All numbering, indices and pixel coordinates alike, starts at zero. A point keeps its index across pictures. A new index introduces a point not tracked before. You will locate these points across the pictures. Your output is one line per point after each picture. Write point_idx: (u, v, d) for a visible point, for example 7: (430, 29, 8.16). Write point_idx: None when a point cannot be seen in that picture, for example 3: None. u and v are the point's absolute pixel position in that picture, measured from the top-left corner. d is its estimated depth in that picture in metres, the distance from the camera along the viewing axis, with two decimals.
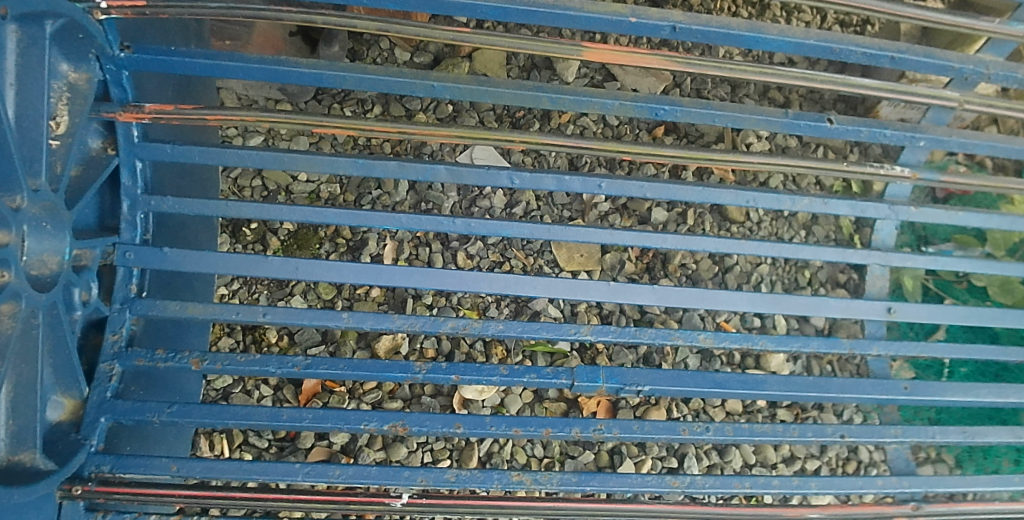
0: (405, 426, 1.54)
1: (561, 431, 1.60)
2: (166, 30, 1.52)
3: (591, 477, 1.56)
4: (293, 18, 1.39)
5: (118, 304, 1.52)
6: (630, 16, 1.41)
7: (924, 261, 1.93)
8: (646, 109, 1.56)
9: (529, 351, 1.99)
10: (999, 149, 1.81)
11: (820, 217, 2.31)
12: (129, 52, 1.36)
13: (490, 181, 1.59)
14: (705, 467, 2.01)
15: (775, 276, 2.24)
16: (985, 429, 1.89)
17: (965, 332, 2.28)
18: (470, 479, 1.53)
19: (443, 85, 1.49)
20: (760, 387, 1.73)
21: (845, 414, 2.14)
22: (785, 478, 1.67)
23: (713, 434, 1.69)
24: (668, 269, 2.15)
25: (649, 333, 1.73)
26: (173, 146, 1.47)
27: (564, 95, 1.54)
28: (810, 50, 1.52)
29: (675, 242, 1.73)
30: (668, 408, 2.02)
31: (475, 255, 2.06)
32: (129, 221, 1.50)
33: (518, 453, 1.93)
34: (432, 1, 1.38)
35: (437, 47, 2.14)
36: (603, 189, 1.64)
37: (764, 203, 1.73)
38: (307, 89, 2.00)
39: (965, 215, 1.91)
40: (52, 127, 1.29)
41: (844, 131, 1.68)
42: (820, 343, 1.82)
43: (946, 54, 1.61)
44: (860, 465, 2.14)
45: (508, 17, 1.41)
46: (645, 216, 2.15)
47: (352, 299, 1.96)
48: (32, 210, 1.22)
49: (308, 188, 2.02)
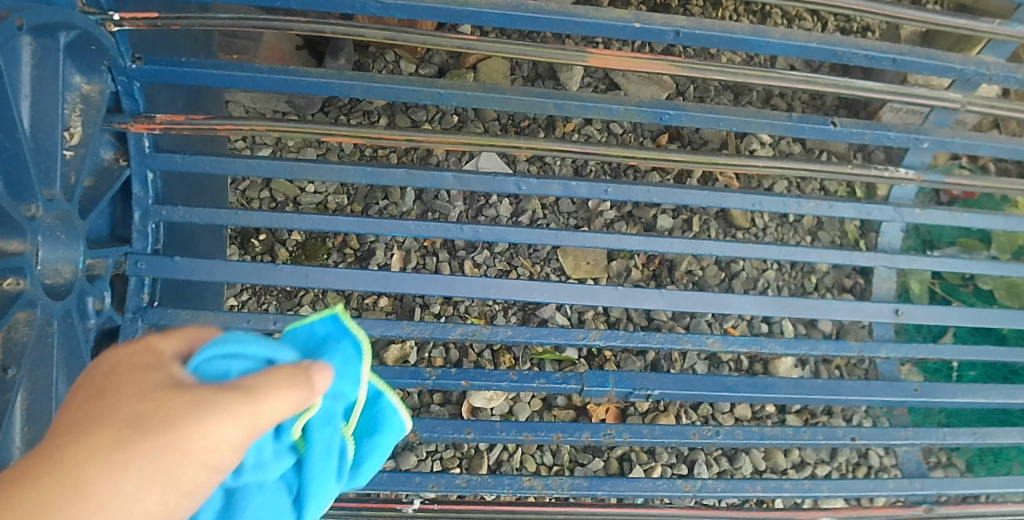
0: (415, 432, 1.56)
1: (571, 436, 1.60)
2: (176, 41, 1.54)
3: (602, 482, 1.55)
4: (303, 28, 1.40)
5: (130, 313, 1.53)
6: (634, 21, 1.43)
7: (931, 262, 1.92)
8: (651, 113, 1.57)
9: (537, 359, 1.99)
10: (1003, 150, 1.81)
11: (825, 222, 2.31)
12: (140, 64, 1.38)
13: (497, 188, 1.60)
14: (715, 473, 2.01)
15: (781, 281, 2.24)
16: (995, 430, 1.88)
17: (973, 335, 2.27)
18: (482, 485, 1.52)
19: (450, 92, 1.49)
20: (770, 390, 1.73)
21: (854, 418, 2.13)
22: (797, 482, 1.67)
23: (723, 437, 1.69)
24: (675, 276, 2.16)
25: (657, 338, 1.73)
26: (184, 156, 1.48)
27: (569, 102, 1.54)
28: (813, 53, 1.53)
29: (681, 246, 1.73)
30: (677, 415, 2.02)
31: (482, 264, 2.07)
32: (140, 231, 1.51)
33: (528, 461, 1.93)
34: (437, 10, 1.39)
35: (442, 58, 2.16)
36: (609, 194, 1.64)
37: (771, 207, 1.73)
38: (314, 101, 2.03)
39: (970, 215, 1.89)
40: (66, 137, 1.30)
41: (848, 134, 1.67)
42: (829, 346, 1.81)
43: (947, 55, 1.61)
44: (870, 469, 2.12)
45: (512, 23, 1.42)
46: (649, 223, 2.17)
47: (360, 309, 1.97)
48: (47, 219, 1.23)
49: (316, 199, 2.04)
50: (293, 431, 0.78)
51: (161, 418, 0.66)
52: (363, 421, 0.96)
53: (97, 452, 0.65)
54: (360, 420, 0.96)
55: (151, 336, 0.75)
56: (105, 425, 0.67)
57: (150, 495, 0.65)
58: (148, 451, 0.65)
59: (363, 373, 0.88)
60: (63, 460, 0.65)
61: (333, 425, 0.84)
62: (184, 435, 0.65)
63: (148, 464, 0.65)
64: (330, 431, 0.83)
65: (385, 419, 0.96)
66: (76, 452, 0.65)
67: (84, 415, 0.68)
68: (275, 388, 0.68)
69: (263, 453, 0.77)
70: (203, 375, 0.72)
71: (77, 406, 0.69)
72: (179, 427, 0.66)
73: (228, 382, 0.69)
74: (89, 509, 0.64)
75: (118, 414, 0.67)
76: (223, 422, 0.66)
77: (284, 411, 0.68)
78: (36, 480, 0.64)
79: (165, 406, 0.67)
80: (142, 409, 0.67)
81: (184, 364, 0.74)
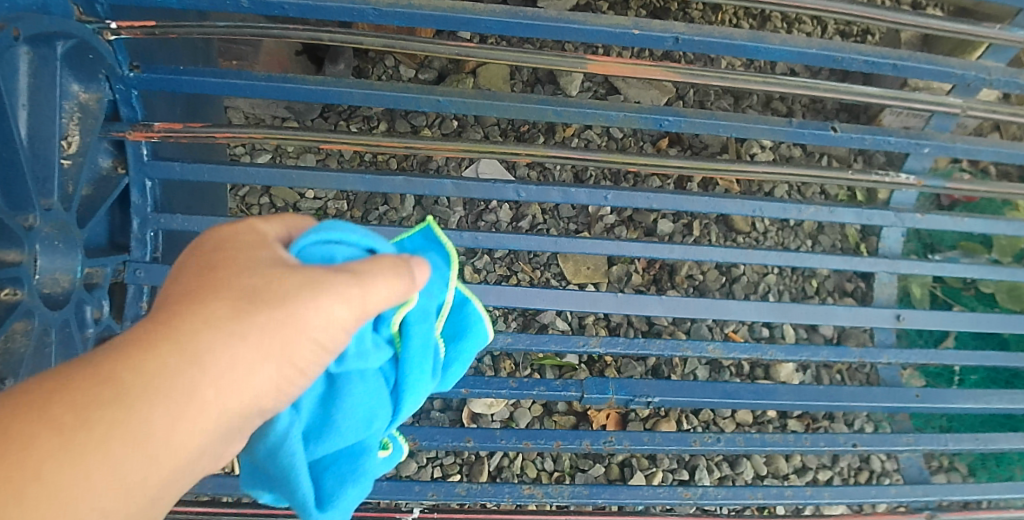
0: (415, 441, 1.56)
1: (572, 443, 1.60)
2: (174, 49, 1.53)
3: (603, 489, 1.55)
4: (301, 36, 1.40)
5: (129, 322, 1.52)
6: (633, 28, 1.42)
7: (932, 268, 1.91)
8: (650, 120, 1.57)
9: (538, 364, 1.99)
10: (1004, 154, 1.80)
11: (826, 226, 2.31)
12: (138, 72, 1.37)
13: (497, 194, 1.59)
14: (716, 479, 2.00)
15: (782, 285, 2.23)
16: (997, 436, 1.87)
17: (975, 340, 2.26)
18: (482, 493, 1.52)
19: (448, 99, 1.49)
20: (771, 396, 1.72)
21: (856, 423, 2.12)
22: (798, 489, 1.66)
23: (724, 444, 1.68)
24: (675, 280, 2.15)
25: (657, 345, 1.73)
26: (183, 164, 1.47)
27: (568, 108, 1.54)
28: (813, 59, 1.52)
29: (681, 252, 1.73)
30: (678, 420, 2.02)
31: (481, 269, 2.06)
32: (139, 239, 1.50)
33: (529, 467, 1.92)
34: (435, 17, 1.38)
35: (441, 63, 2.16)
36: (609, 201, 1.63)
37: (771, 212, 1.72)
38: (313, 107, 2.03)
39: (971, 221, 1.90)
40: (64, 147, 1.30)
41: (849, 139, 1.66)
42: (830, 352, 1.81)
43: (948, 60, 1.60)
44: (872, 474, 2.12)
45: (510, 30, 1.42)
46: (650, 228, 2.16)
47: None
48: (44, 229, 1.23)
49: (315, 205, 2.04)
50: (392, 321, 0.87)
51: (276, 294, 0.76)
52: (452, 325, 1.00)
53: (216, 321, 0.75)
54: (450, 324, 1.00)
55: (253, 219, 0.83)
56: (219, 299, 0.76)
57: (265, 364, 0.76)
58: (265, 323, 0.75)
59: (451, 279, 0.96)
60: (182, 326, 0.74)
61: (428, 322, 0.91)
62: (300, 311, 0.75)
63: (265, 336, 0.75)
64: (426, 328, 0.90)
65: (471, 325, 1.00)
66: (197, 320, 0.74)
67: (199, 285, 0.77)
68: (381, 272, 0.78)
69: (365, 341, 0.85)
70: (310, 261, 0.82)
71: (192, 277, 0.78)
72: (295, 303, 0.75)
73: (337, 266, 0.78)
74: (208, 371, 0.74)
75: (233, 288, 0.76)
76: (335, 301, 0.76)
77: (385, 295, 0.78)
78: (158, 343, 0.73)
79: (276, 283, 0.76)
80: (254, 285, 0.76)
81: (285, 247, 0.84)
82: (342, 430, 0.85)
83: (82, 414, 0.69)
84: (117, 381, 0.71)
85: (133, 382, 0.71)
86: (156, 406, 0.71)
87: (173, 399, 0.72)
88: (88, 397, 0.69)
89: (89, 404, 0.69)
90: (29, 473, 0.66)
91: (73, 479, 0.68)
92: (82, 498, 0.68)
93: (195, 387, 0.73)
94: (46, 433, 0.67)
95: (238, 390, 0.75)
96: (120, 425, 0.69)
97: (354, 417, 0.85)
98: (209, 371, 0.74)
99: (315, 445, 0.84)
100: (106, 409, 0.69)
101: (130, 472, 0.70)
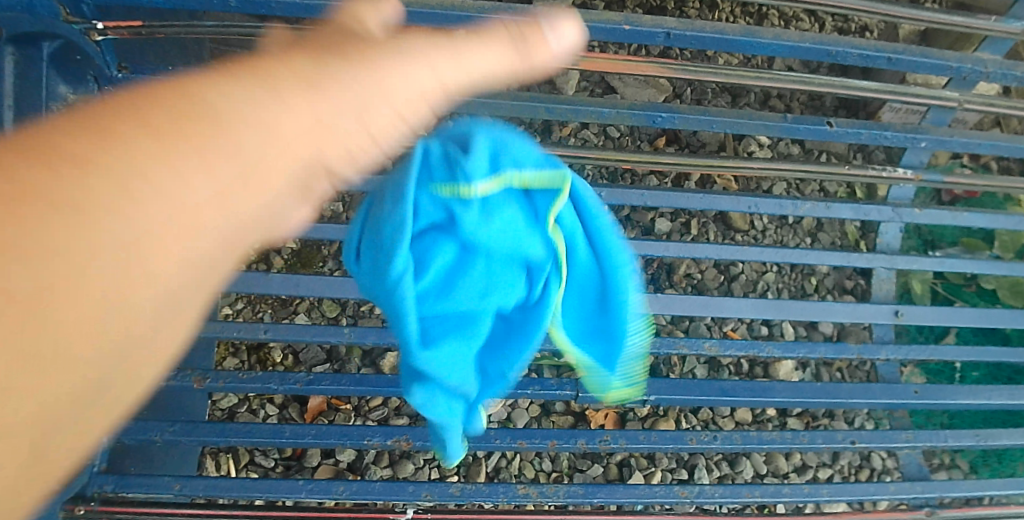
0: (409, 440, 1.50)
1: (567, 443, 1.58)
2: (163, 50, 1.53)
3: (598, 489, 1.54)
4: None
5: None
6: (624, 23, 1.41)
7: (930, 263, 1.89)
8: (644, 116, 1.55)
9: (536, 365, 1.97)
10: (1003, 147, 1.78)
11: (825, 223, 2.30)
12: (127, 73, 1.38)
13: None
14: (716, 478, 1.99)
15: (782, 283, 2.22)
16: (998, 431, 1.86)
17: (977, 335, 2.25)
18: (476, 493, 1.50)
19: None
20: (769, 394, 1.71)
21: (856, 421, 2.11)
22: (795, 486, 1.64)
23: (721, 443, 1.67)
24: (674, 279, 2.14)
25: (654, 342, 1.72)
26: None
27: (560, 105, 1.52)
28: (806, 53, 1.51)
29: (677, 249, 1.72)
30: (676, 420, 2.01)
31: None
32: None
33: (527, 468, 1.91)
34: (425, 14, 1.37)
35: None
36: (603, 198, 1.62)
37: (767, 209, 1.71)
38: None
39: (970, 215, 1.87)
40: None
41: (844, 134, 1.65)
42: (828, 349, 1.79)
43: (943, 53, 1.58)
44: (873, 472, 2.10)
45: (501, 27, 1.41)
46: (647, 226, 2.15)
47: (356, 316, 1.89)
48: None
49: None
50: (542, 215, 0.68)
51: (374, 46, 0.55)
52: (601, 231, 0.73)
53: (314, 61, 0.54)
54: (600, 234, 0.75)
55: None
56: (323, 47, 0.55)
57: (347, 119, 0.53)
58: (360, 72, 0.54)
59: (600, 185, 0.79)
60: (287, 61, 0.53)
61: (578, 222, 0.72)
62: (391, 70, 0.54)
63: (359, 86, 0.54)
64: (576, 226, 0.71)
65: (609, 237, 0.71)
66: (290, 60, 0.54)
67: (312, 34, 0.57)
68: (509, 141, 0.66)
69: (491, 215, 0.65)
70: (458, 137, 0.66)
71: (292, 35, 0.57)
72: (386, 61, 0.54)
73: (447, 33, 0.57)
74: (297, 109, 0.52)
75: (323, 42, 0.56)
76: (438, 64, 0.55)
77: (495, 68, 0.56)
78: (246, 69, 0.53)
79: (385, 39, 0.56)
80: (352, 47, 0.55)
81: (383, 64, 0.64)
82: (462, 311, 0.68)
83: (155, 123, 0.48)
84: (193, 97, 0.50)
85: (214, 104, 0.50)
86: (239, 134, 0.50)
87: (255, 134, 0.51)
88: (161, 109, 0.48)
89: (171, 117, 0.49)
90: (78, 186, 0.45)
91: (122, 204, 0.46)
92: (126, 234, 0.47)
93: (275, 129, 0.52)
94: (126, 128, 0.47)
95: (343, 135, 0.54)
96: (198, 148, 0.49)
97: (473, 296, 0.68)
98: (308, 107, 0.53)
99: (437, 335, 0.68)
100: (186, 125, 0.49)
101: (194, 224, 0.49)
